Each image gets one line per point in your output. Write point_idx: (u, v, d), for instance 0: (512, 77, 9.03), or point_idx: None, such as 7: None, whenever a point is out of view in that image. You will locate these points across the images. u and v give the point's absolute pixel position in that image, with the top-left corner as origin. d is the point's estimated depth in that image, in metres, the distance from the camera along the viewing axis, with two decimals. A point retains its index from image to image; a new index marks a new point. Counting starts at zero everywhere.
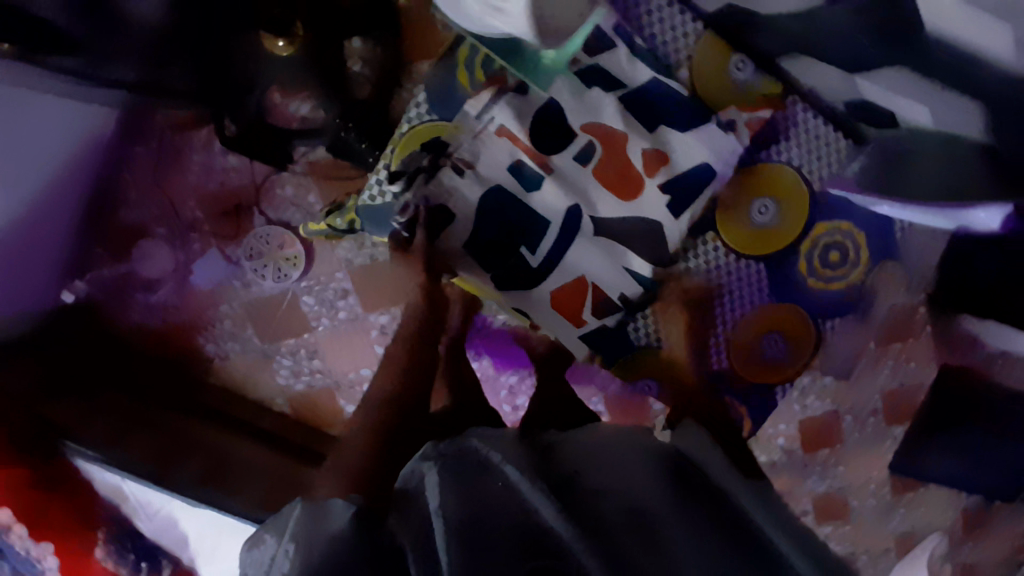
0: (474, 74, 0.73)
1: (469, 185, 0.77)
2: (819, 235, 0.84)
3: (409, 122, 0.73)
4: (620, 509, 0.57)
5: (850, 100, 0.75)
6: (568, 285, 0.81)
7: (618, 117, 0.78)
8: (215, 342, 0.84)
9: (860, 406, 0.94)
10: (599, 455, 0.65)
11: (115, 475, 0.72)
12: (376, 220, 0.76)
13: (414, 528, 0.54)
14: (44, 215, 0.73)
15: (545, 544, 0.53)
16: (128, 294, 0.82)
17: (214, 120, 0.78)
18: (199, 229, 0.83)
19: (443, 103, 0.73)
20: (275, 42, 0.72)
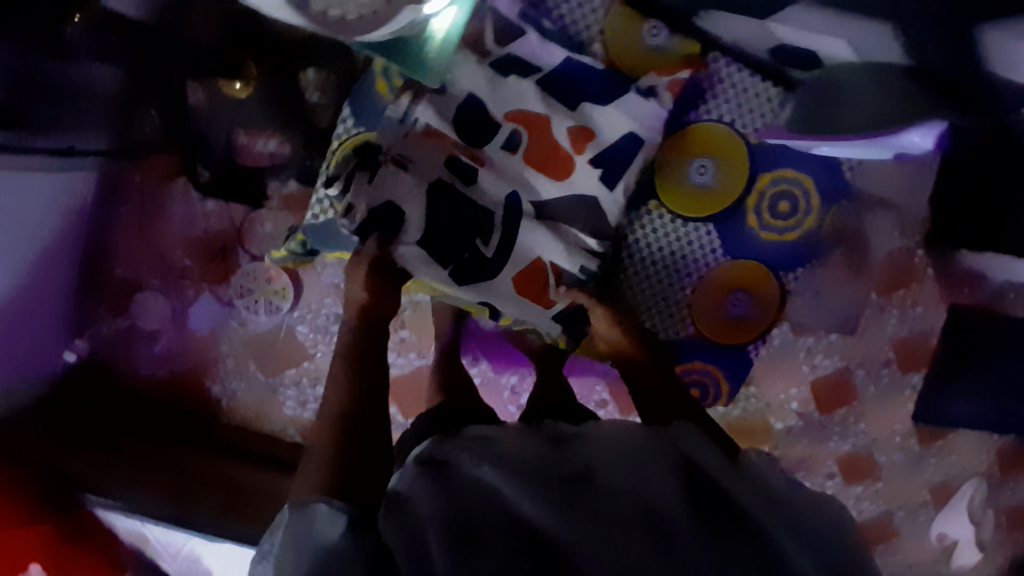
0: (392, 81, 0.71)
1: (410, 181, 0.65)
2: (764, 186, 0.87)
3: (339, 137, 0.72)
4: (621, 497, 0.54)
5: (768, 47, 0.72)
6: (528, 268, 0.71)
7: (538, 101, 0.73)
8: (221, 382, 0.87)
9: (872, 358, 0.93)
10: (612, 441, 0.61)
11: (137, 520, 0.74)
12: (324, 237, 0.71)
13: (403, 532, 0.51)
14: (38, 282, 0.76)
15: (542, 544, 0.51)
16: (133, 346, 0.84)
17: (188, 168, 0.82)
18: (190, 276, 0.85)
19: (368, 112, 0.71)
20: (232, 85, 0.79)
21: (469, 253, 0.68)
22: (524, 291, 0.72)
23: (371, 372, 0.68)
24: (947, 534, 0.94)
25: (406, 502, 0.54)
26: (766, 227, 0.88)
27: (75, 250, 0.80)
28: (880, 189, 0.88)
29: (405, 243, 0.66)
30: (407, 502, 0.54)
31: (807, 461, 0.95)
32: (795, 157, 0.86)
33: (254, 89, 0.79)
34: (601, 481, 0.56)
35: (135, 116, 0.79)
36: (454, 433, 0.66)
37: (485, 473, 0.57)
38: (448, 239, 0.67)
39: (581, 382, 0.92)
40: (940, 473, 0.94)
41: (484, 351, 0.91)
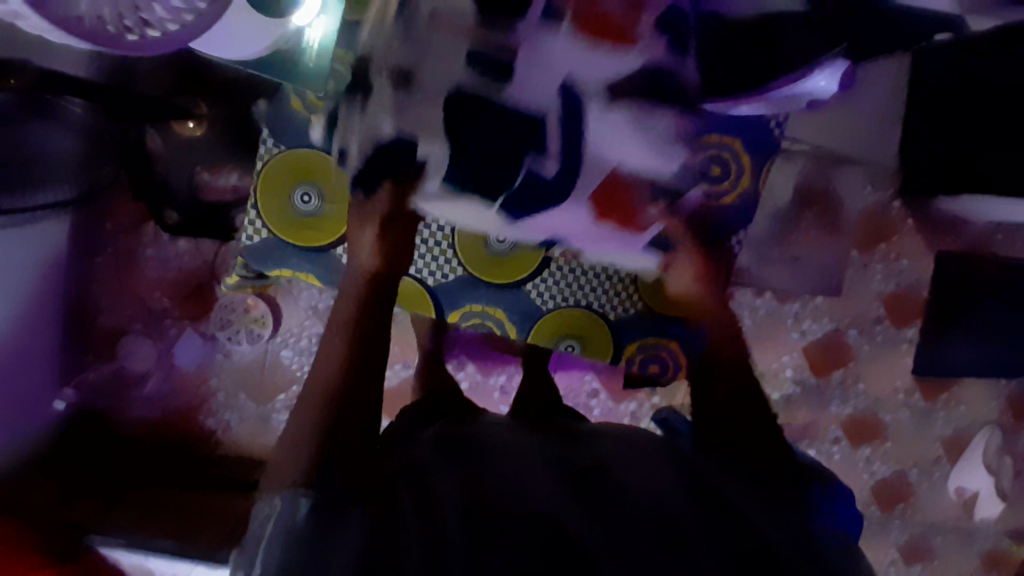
0: (307, 99, 0.76)
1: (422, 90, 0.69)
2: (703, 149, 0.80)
3: (262, 158, 0.76)
4: (636, 497, 0.51)
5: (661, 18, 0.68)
6: (606, 181, 0.71)
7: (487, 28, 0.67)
8: (214, 416, 0.88)
9: (862, 317, 0.90)
10: (628, 449, 0.59)
11: (140, 555, 0.73)
12: (263, 257, 0.78)
13: (410, 518, 0.46)
14: (30, 340, 0.75)
15: (555, 526, 0.46)
16: (124, 392, 0.86)
17: (156, 211, 0.84)
18: (170, 316, 0.87)
19: (285, 131, 0.77)
20: (185, 125, 0.81)
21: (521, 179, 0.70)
22: (603, 218, 0.74)
23: (368, 336, 0.61)
24: (966, 488, 0.91)
25: (426, 479, 0.50)
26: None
27: (60, 304, 0.80)
28: (844, 147, 0.84)
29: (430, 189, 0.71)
30: (424, 479, 0.50)
31: (810, 430, 0.91)
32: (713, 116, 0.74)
33: (209, 127, 0.81)
34: (610, 479, 0.53)
35: (100, 163, 0.79)
36: (467, 422, 0.62)
37: (505, 464, 0.53)
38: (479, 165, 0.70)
39: (570, 377, 0.88)
40: (951, 426, 0.91)
41: (469, 354, 0.87)
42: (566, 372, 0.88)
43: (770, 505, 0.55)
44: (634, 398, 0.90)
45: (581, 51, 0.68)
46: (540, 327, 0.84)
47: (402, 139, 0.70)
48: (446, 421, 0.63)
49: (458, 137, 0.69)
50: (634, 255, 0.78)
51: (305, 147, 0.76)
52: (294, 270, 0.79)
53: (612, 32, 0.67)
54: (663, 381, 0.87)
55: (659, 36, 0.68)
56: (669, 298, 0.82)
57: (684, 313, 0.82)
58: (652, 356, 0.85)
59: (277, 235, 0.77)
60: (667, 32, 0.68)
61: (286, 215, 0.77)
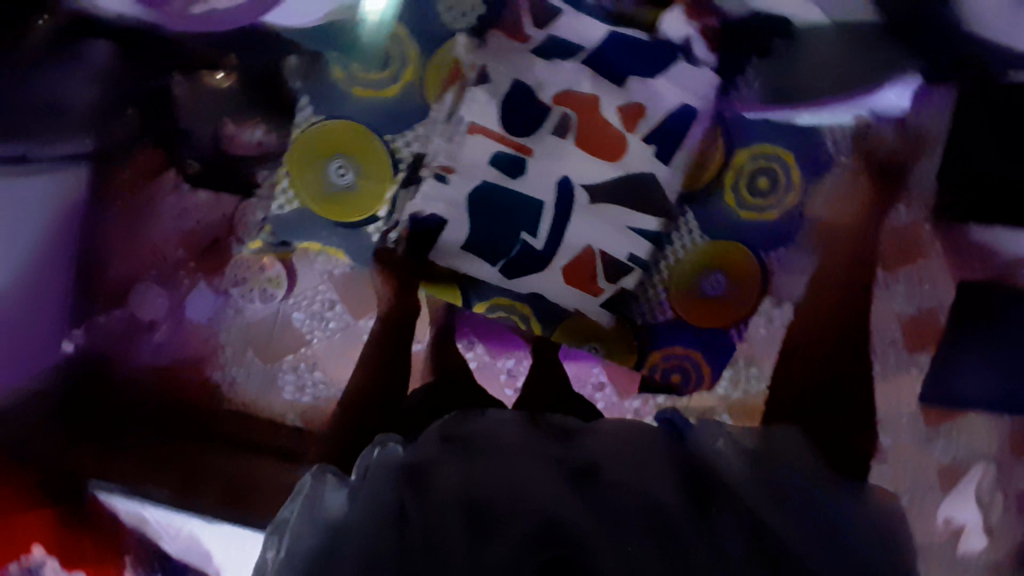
0: (358, 71, 0.78)
1: (483, 112, 0.77)
2: (741, 165, 0.80)
3: (312, 124, 0.79)
4: (630, 498, 0.51)
5: (671, 107, 0.78)
6: (575, 258, 0.80)
7: (577, 81, 0.77)
8: (222, 369, 0.85)
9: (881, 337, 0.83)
10: (623, 446, 0.56)
11: (137, 502, 0.77)
12: (298, 226, 0.83)
13: (420, 514, 0.47)
14: (35, 293, 0.78)
15: (556, 532, 0.47)
16: (133, 340, 0.83)
17: (176, 161, 0.82)
18: (185, 266, 0.84)
19: (329, 99, 0.78)
20: (215, 75, 0.79)
21: (518, 248, 0.80)
22: (570, 278, 0.81)
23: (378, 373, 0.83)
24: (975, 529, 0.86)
25: (427, 477, 0.51)
26: (744, 207, 0.81)
27: (71, 252, 0.80)
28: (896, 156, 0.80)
29: (446, 247, 0.81)
30: (425, 478, 0.51)
31: None
32: (771, 129, 0.79)
33: (237, 78, 0.79)
34: (609, 479, 0.52)
35: (119, 110, 0.79)
36: (474, 414, 0.61)
37: (505, 459, 0.53)
38: (486, 234, 0.80)
39: (575, 368, 0.83)
40: (947, 454, 0.82)
41: (480, 334, 0.84)
42: (576, 361, 0.83)
43: (789, 508, 0.53)
44: (639, 397, 0.83)
45: (583, 158, 0.78)
46: (570, 324, 0.83)
47: (431, 220, 0.81)
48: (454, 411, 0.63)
49: (477, 203, 0.79)
50: (589, 307, 0.82)
51: (354, 121, 0.78)
52: (321, 243, 0.84)
53: (605, 141, 0.78)
54: (687, 392, 0.84)
55: (648, 146, 0.78)
56: (699, 310, 0.82)
57: (718, 323, 0.82)
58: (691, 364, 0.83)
59: (317, 206, 0.81)
60: (653, 145, 0.79)
61: (326, 186, 0.81)
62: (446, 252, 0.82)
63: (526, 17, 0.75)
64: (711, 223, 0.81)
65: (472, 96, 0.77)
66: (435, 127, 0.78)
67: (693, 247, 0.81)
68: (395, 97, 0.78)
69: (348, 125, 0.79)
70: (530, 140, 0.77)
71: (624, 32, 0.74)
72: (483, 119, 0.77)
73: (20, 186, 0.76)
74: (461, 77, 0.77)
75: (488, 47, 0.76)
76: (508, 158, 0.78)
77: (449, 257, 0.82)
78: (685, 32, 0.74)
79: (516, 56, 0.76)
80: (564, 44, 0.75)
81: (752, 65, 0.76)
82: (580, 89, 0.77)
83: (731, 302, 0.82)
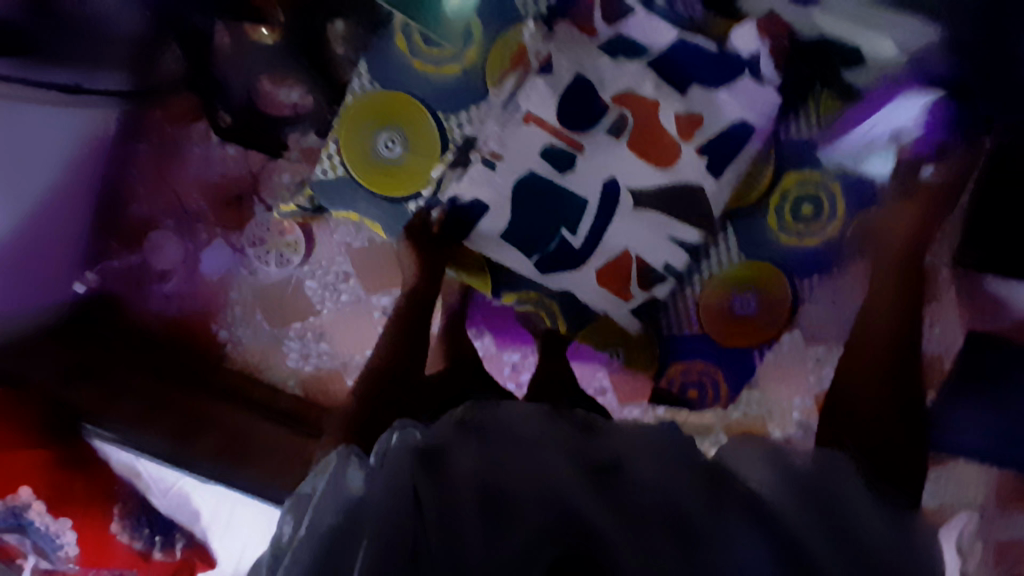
0: (412, 40, 0.70)
1: (541, 101, 0.71)
2: (788, 187, 0.75)
3: (354, 94, 0.71)
4: (651, 494, 0.48)
5: (738, 122, 0.72)
6: (612, 261, 0.75)
7: (642, 81, 0.71)
8: (228, 328, 0.86)
9: None
10: (641, 442, 0.55)
11: (130, 453, 0.76)
12: (335, 196, 0.73)
13: (435, 500, 0.47)
14: (49, 221, 0.76)
15: (573, 529, 0.46)
16: (144, 287, 0.84)
17: (210, 112, 0.81)
18: (204, 220, 0.85)
19: (383, 67, 0.70)
20: (261, 31, 0.78)
21: (558, 243, 0.74)
22: (604, 281, 0.75)
23: (415, 334, 0.71)
24: None
25: (448, 462, 0.51)
26: (784, 231, 0.75)
27: (92, 186, 0.81)
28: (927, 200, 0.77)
29: (484, 233, 0.74)
30: (445, 462, 0.51)
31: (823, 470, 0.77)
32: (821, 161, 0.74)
33: (283, 35, 0.78)
34: (631, 476, 0.50)
35: (158, 51, 0.78)
36: (494, 404, 0.62)
37: (523, 449, 0.53)
38: (526, 226, 0.73)
39: (580, 369, 0.80)
40: (933, 498, 0.76)
41: (490, 325, 0.82)
42: (583, 363, 0.80)
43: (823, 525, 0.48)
44: (638, 406, 0.79)
45: (634, 164, 0.72)
46: (596, 326, 0.79)
47: (467, 206, 0.73)
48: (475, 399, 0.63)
49: (519, 194, 0.73)
50: (619, 313, 0.78)
51: (399, 91, 0.70)
52: (361, 214, 0.74)
53: (660, 147, 0.71)
54: (699, 408, 0.79)
55: (699, 159, 0.71)
56: (728, 330, 0.77)
57: (747, 344, 0.77)
58: (712, 381, 0.78)
59: (360, 180, 0.72)
60: (706, 157, 0.72)
61: (370, 160, 0.72)
62: (483, 239, 0.75)
63: (597, 9, 0.70)
64: (751, 243, 0.76)
65: (530, 83, 0.70)
66: (491, 113, 0.71)
67: (726, 265, 0.76)
68: (455, 77, 0.70)
69: (405, 96, 0.70)
70: (583, 137, 0.71)
71: (693, 39, 0.70)
72: (541, 109, 0.71)
73: (54, 110, 0.72)
74: (524, 62, 0.71)
75: (556, 35, 0.71)
76: (560, 154, 0.72)
77: (484, 245, 0.75)
78: (754, 48, 0.71)
79: (585, 51, 0.71)
80: (629, 42, 0.71)
81: (816, 90, 0.74)
82: (640, 91, 0.71)
83: (760, 323, 0.77)
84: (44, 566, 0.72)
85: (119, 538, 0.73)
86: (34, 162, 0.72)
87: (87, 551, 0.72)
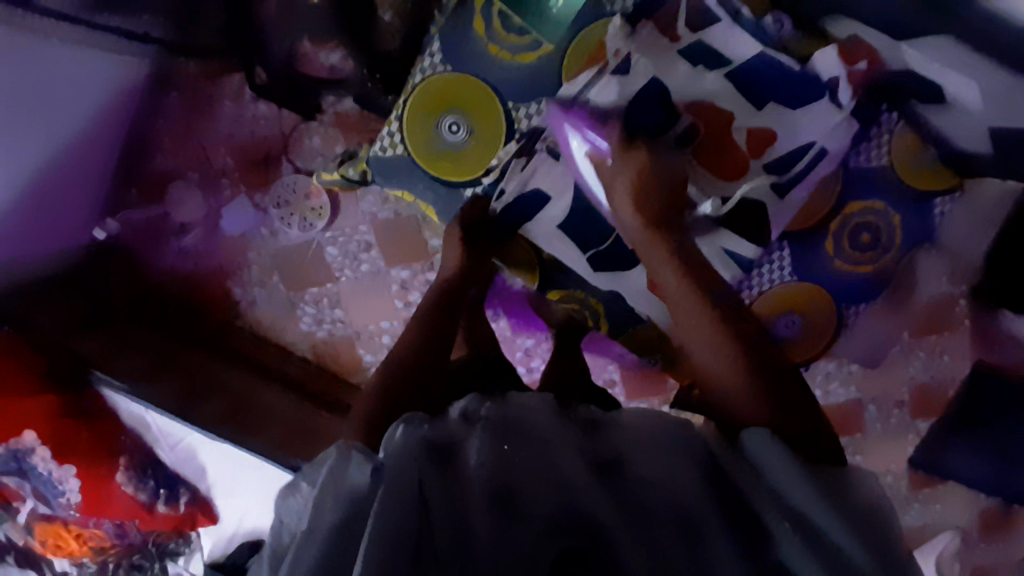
0: (490, 24, 0.65)
1: (614, 96, 0.60)
2: (851, 214, 0.70)
3: (422, 73, 0.67)
4: (661, 492, 0.43)
5: (817, 146, 0.63)
6: None
7: (726, 95, 0.62)
8: (243, 287, 0.85)
9: (886, 396, 0.78)
10: (652, 426, 0.47)
11: (140, 407, 0.72)
12: (391, 174, 0.69)
13: (443, 508, 0.41)
14: (71, 168, 0.71)
15: (582, 529, 0.41)
16: (162, 238, 0.83)
17: (245, 67, 0.79)
18: (229, 176, 0.83)
19: (457, 49, 0.65)
20: None
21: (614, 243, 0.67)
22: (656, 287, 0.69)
23: (442, 329, 0.65)
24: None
25: (452, 459, 0.45)
26: (842, 257, 0.71)
27: (127, 128, 0.78)
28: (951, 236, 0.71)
29: (545, 223, 0.67)
30: (452, 460, 0.45)
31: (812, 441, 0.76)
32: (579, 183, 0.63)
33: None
34: (636, 472, 0.44)
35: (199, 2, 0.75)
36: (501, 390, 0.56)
37: (533, 435, 0.46)
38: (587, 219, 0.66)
39: (591, 360, 0.83)
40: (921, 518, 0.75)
41: (508, 309, 0.82)
42: (594, 352, 0.82)
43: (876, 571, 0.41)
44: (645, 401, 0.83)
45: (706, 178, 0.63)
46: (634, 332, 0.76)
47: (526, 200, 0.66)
48: (479, 394, 0.55)
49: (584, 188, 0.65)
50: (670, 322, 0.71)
51: (468, 74, 0.65)
52: (415, 196, 0.70)
53: (734, 162, 0.62)
54: None
55: (769, 181, 0.63)
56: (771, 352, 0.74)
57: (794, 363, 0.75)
58: None
59: (417, 161, 0.67)
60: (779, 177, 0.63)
61: (429, 142, 0.66)
62: (543, 230, 0.67)
63: (681, 14, 0.61)
64: (805, 267, 0.72)
65: (604, 79, 0.59)
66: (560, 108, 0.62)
67: (777, 286, 0.72)
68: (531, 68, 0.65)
69: (471, 79, 0.65)
70: None
71: (777, 57, 0.61)
72: (613, 106, 0.60)
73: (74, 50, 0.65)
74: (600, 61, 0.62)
75: (638, 36, 0.61)
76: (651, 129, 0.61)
77: (543, 237, 0.68)
78: (837, 73, 0.61)
79: (670, 58, 0.61)
80: (711, 54, 0.61)
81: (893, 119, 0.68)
82: (718, 103, 0.62)
83: (794, 347, 0.75)
84: (43, 510, 0.72)
85: (122, 490, 0.73)
86: (59, 103, 0.66)
87: (89, 501, 0.71)
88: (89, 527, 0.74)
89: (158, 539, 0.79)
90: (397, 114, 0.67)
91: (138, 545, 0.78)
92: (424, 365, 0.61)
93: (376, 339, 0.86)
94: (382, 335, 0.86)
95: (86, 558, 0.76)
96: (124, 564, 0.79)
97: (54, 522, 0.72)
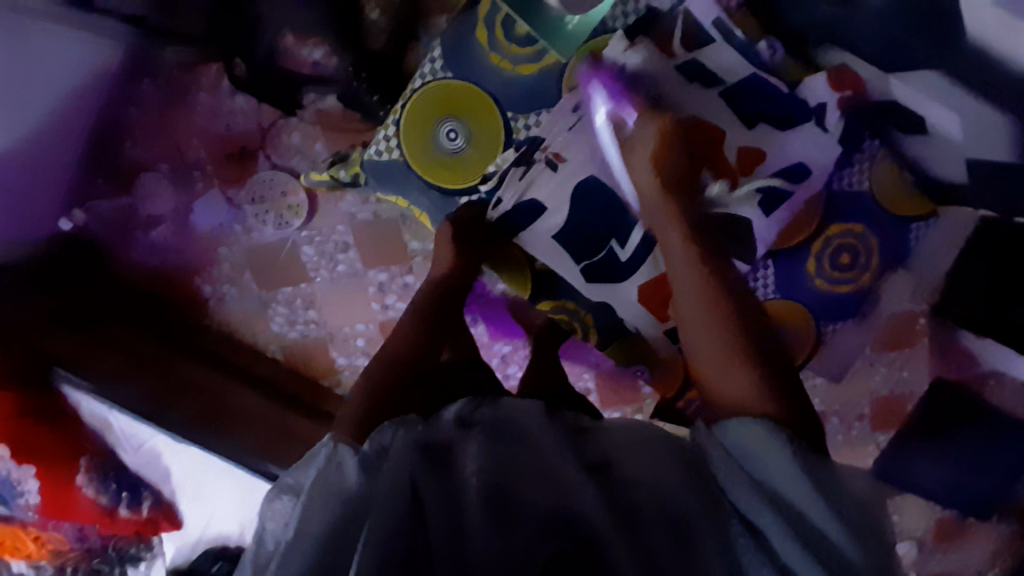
0: (493, 33, 0.65)
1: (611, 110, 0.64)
2: (832, 235, 0.72)
3: (422, 78, 0.67)
4: (653, 493, 0.42)
5: (795, 164, 0.67)
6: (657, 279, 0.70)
7: (717, 114, 0.65)
8: (213, 284, 0.83)
9: (848, 407, 0.77)
10: (644, 434, 0.47)
11: (103, 406, 0.71)
12: (386, 178, 0.69)
13: (438, 506, 0.41)
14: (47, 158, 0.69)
15: (574, 526, 0.41)
16: (129, 233, 0.80)
17: (225, 59, 0.78)
18: (202, 170, 0.81)
19: (458, 59, 0.66)
20: None
21: (603, 255, 0.69)
22: (644, 297, 0.71)
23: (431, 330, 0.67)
24: None
25: (450, 460, 0.44)
26: (823, 277, 0.73)
27: (94, 117, 0.74)
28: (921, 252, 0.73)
29: (539, 231, 0.69)
30: (448, 462, 0.44)
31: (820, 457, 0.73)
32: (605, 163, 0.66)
33: None
34: (628, 475, 0.44)
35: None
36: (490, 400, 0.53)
37: (532, 439, 0.45)
38: (582, 228, 0.68)
39: (568, 367, 0.82)
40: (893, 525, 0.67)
41: (487, 315, 0.81)
42: (570, 359, 0.82)
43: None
44: (619, 410, 0.82)
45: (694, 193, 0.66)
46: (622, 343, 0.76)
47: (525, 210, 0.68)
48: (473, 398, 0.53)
49: (579, 197, 0.67)
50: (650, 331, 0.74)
51: (470, 82, 0.66)
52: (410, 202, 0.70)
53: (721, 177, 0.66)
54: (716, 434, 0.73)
55: (755, 198, 0.67)
56: None
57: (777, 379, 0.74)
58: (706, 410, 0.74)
59: (413, 168, 0.67)
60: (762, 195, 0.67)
61: (427, 148, 0.67)
62: (536, 238, 0.69)
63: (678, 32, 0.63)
64: (789, 282, 0.73)
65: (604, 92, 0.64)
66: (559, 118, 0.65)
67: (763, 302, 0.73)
68: (535, 79, 0.66)
69: (471, 86, 0.66)
70: None
71: (767, 78, 0.63)
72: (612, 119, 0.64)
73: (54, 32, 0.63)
74: None
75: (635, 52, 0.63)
76: None
77: (535, 245, 0.70)
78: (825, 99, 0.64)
79: (664, 74, 0.64)
80: (705, 70, 0.64)
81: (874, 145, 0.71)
82: (711, 121, 0.66)
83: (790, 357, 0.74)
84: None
85: (84, 491, 0.71)
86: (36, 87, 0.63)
87: (50, 502, 0.68)
88: (48, 530, 0.70)
89: (119, 543, 0.76)
90: (394, 119, 0.67)
91: (98, 550, 0.75)
92: (417, 364, 0.62)
93: (351, 341, 0.84)
94: (357, 337, 0.84)
95: (44, 561, 0.72)
96: (83, 568, 0.75)
97: (11, 524, 0.69)
